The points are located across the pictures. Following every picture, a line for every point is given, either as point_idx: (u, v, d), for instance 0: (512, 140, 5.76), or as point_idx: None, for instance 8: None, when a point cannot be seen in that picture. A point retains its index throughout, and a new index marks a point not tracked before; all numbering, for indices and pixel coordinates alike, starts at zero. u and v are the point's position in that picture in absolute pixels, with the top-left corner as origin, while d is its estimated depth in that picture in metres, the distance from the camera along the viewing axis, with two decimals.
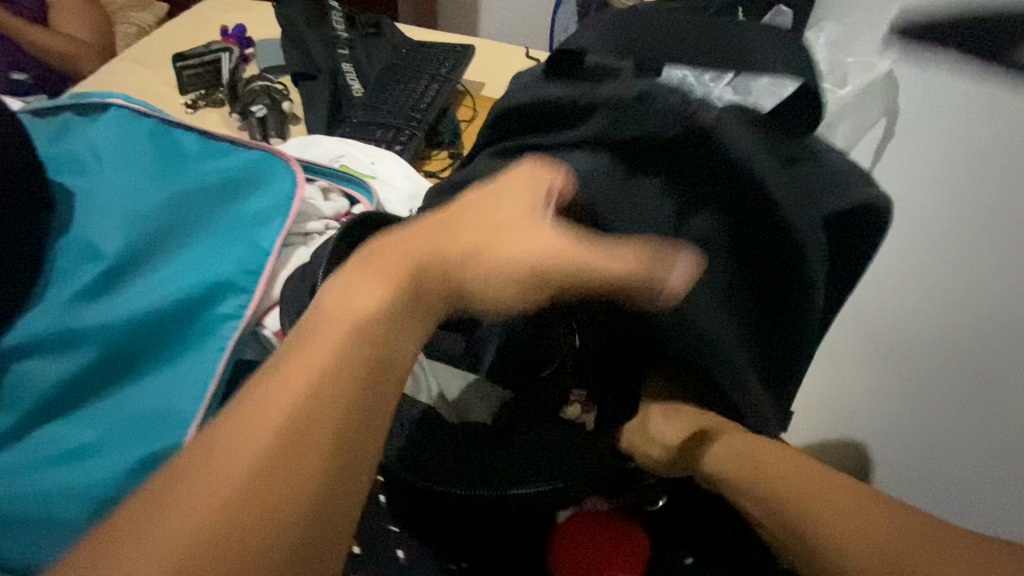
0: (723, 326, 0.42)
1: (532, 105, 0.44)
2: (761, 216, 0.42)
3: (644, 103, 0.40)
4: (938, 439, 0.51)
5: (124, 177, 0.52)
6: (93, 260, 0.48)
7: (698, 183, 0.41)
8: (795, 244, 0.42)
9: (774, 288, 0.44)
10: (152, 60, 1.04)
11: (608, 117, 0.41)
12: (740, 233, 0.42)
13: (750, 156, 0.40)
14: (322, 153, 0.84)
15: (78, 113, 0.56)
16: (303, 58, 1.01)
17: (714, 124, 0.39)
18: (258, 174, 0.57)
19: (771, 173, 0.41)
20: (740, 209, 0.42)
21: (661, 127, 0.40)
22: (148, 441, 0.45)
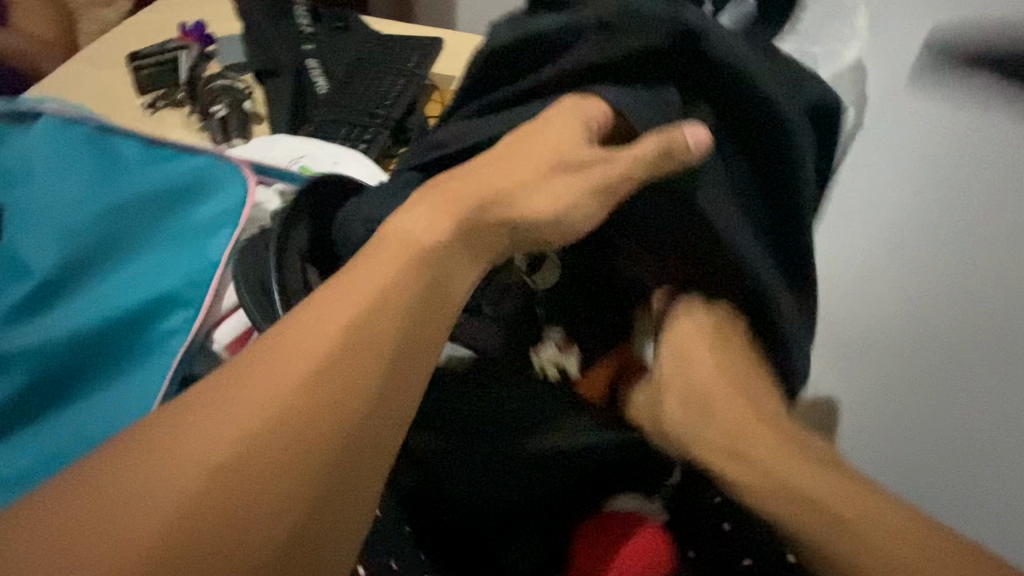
0: (732, 214, 0.43)
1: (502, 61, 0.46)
2: (753, 108, 0.43)
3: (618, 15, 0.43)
4: (932, 425, 0.64)
5: (58, 189, 0.50)
6: (25, 278, 0.46)
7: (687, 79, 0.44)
8: (791, 142, 0.43)
9: (769, 182, 0.45)
10: (108, 60, 1.00)
11: (597, 31, 0.43)
12: (727, 132, 0.45)
13: (732, 46, 0.42)
14: (283, 154, 0.81)
15: (10, 123, 0.53)
16: (265, 55, 0.98)
17: (696, 13, 0.42)
18: (204, 180, 0.54)
19: (753, 59, 0.43)
20: (728, 102, 0.44)
21: (645, 19, 0.42)
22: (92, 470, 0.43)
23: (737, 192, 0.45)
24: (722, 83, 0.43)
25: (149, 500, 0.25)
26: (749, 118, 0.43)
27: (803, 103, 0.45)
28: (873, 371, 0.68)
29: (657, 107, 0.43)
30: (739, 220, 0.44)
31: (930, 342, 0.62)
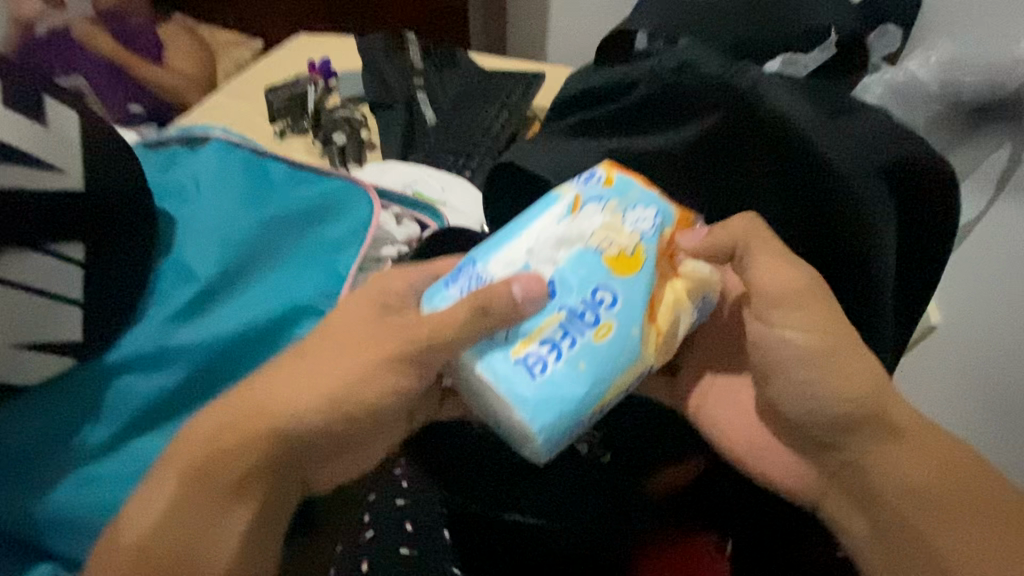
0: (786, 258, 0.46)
1: (594, 87, 0.53)
2: (798, 154, 0.44)
3: (682, 65, 0.48)
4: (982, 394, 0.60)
5: (219, 203, 0.55)
6: (189, 281, 0.50)
7: (742, 135, 0.46)
8: (849, 192, 0.43)
9: (823, 224, 0.45)
10: (247, 92, 1.12)
11: (651, 82, 0.49)
12: (776, 168, 0.45)
13: (783, 101, 0.44)
14: (396, 179, 0.86)
15: (184, 146, 0.60)
16: (381, 88, 1.06)
17: (748, 78, 0.45)
18: (336, 201, 0.58)
19: (805, 115, 0.44)
20: (782, 146, 0.44)
21: (704, 82, 0.46)
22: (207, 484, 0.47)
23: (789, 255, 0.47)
24: (775, 132, 0.44)
25: None
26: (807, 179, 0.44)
27: (877, 167, 0.44)
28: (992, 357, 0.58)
29: (710, 146, 0.47)
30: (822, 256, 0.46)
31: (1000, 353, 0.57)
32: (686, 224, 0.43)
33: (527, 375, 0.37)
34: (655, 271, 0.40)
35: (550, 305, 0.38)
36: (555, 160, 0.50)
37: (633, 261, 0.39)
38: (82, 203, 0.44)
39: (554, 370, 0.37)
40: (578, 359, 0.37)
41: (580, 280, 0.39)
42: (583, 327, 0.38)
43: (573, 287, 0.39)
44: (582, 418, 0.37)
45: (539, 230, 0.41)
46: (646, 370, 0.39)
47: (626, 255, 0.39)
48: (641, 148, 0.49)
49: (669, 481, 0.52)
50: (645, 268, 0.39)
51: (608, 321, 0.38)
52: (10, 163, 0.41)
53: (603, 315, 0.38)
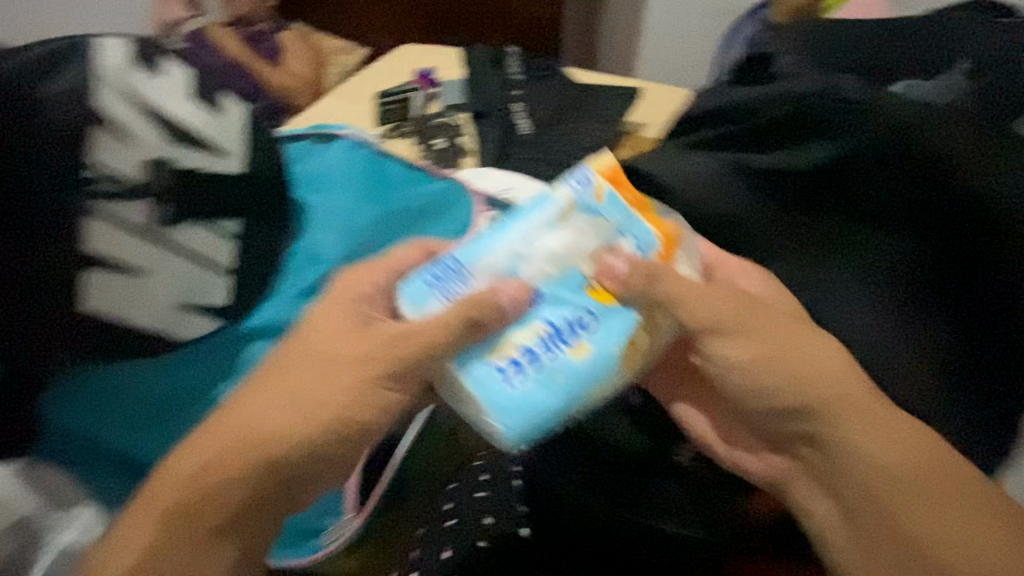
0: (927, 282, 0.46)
1: (712, 111, 0.55)
2: (947, 179, 0.45)
3: (824, 88, 0.49)
4: None
5: (346, 196, 0.60)
6: (318, 263, 0.55)
7: (887, 154, 0.46)
8: (999, 219, 0.45)
9: (967, 250, 0.46)
10: (357, 96, 1.21)
11: (789, 104, 0.51)
12: (924, 194, 0.46)
13: (927, 128, 0.46)
14: (492, 184, 0.88)
15: (317, 141, 0.65)
16: (481, 98, 1.11)
17: (896, 105, 0.46)
18: (448, 202, 0.62)
19: (957, 141, 0.46)
20: (927, 169, 0.46)
21: (846, 104, 0.48)
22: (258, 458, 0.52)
23: (931, 279, 0.46)
24: (924, 155, 0.46)
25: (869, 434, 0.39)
26: (956, 203, 0.45)
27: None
28: None
29: (856, 163, 0.47)
30: (964, 281, 0.46)
31: None
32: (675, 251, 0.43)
33: (505, 382, 0.39)
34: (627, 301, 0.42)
35: (533, 318, 0.40)
36: (690, 174, 0.50)
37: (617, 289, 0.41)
38: (244, 187, 0.50)
39: (529, 380, 0.39)
40: (555, 373, 0.39)
41: (562, 298, 0.41)
42: (561, 345, 0.40)
43: (551, 303, 0.41)
44: (548, 427, 0.39)
45: (528, 236, 0.42)
46: (611, 391, 0.41)
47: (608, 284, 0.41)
48: (778, 163, 0.49)
49: (766, 506, 0.49)
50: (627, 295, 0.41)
51: (585, 342, 0.40)
52: (196, 148, 0.48)
53: (581, 337, 0.40)
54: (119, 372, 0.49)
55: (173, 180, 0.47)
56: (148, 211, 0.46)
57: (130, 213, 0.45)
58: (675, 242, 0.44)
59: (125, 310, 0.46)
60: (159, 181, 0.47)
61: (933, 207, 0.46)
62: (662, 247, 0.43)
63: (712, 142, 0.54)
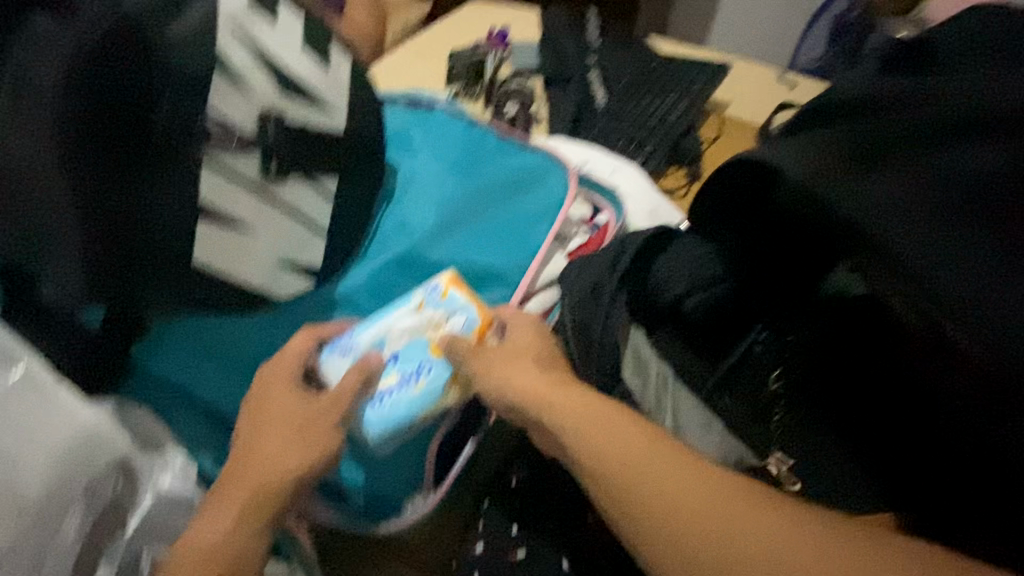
0: None
1: (865, 89, 0.41)
2: None
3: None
4: None
5: (435, 164, 0.58)
6: (405, 231, 0.54)
7: None
8: None
9: None
10: (427, 53, 1.17)
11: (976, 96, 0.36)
12: None
13: None
14: (569, 155, 0.85)
15: (407, 102, 0.64)
16: (557, 62, 1.05)
17: None
18: (539, 176, 0.59)
19: None
20: None
21: None
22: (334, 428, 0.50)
23: None
24: None
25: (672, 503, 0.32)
26: None
27: None
28: None
29: None
30: None
31: None
32: (491, 327, 0.48)
33: (373, 402, 0.46)
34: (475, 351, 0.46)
35: (390, 367, 0.46)
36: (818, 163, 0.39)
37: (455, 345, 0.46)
38: (339, 147, 0.50)
39: (388, 403, 0.45)
40: (417, 388, 0.45)
41: (413, 353, 0.46)
42: (415, 381, 0.46)
43: (404, 358, 0.46)
44: (400, 431, 0.46)
45: (402, 316, 0.47)
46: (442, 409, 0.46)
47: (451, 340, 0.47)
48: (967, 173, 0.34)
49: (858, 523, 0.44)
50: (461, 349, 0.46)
51: (425, 378, 0.46)
52: (301, 102, 0.47)
53: (426, 376, 0.46)
54: (231, 321, 0.51)
55: (282, 138, 0.47)
56: (259, 166, 0.46)
57: (239, 166, 0.45)
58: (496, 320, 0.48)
59: (232, 265, 0.47)
60: (268, 139, 0.46)
61: None
62: (484, 321, 0.48)
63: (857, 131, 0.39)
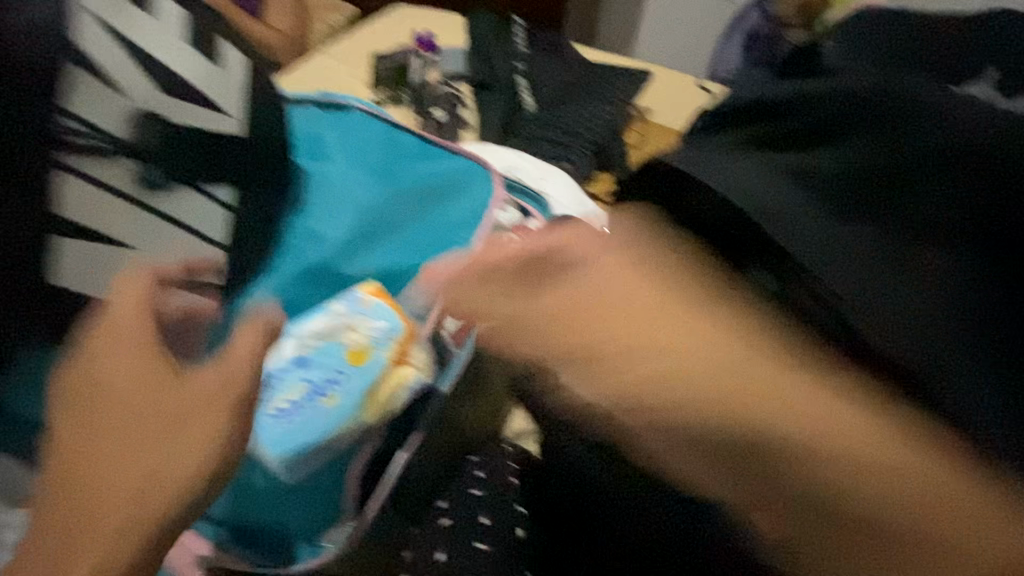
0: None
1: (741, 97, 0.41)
2: None
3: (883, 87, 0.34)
4: None
5: (351, 170, 0.55)
6: (317, 241, 0.51)
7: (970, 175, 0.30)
8: None
9: None
10: (349, 58, 1.13)
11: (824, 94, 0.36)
12: None
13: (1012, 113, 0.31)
14: (497, 161, 0.83)
15: (319, 105, 0.60)
16: (484, 68, 1.04)
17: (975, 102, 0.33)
18: (463, 181, 0.57)
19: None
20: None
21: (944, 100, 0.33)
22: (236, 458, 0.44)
23: None
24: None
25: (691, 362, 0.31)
26: None
27: None
28: None
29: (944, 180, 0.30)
30: None
31: None
32: (413, 338, 0.45)
33: (273, 416, 0.40)
34: (390, 361, 0.43)
35: (296, 378, 0.41)
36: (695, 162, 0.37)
37: (369, 355, 0.43)
38: (233, 146, 0.47)
39: (290, 419, 0.40)
40: (325, 401, 0.41)
41: (324, 364, 0.43)
42: (322, 394, 0.41)
43: (314, 367, 0.42)
44: (308, 454, 0.40)
45: (313, 326, 0.44)
46: (359, 427, 0.41)
47: (364, 348, 0.43)
48: (837, 162, 0.33)
49: None
50: (374, 360, 0.43)
51: (337, 391, 0.42)
52: (189, 106, 0.44)
53: (336, 389, 0.42)
54: None
55: (163, 141, 0.43)
56: (135, 174, 0.42)
57: (110, 173, 0.40)
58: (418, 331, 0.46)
59: (105, 284, 0.40)
60: (146, 141, 0.42)
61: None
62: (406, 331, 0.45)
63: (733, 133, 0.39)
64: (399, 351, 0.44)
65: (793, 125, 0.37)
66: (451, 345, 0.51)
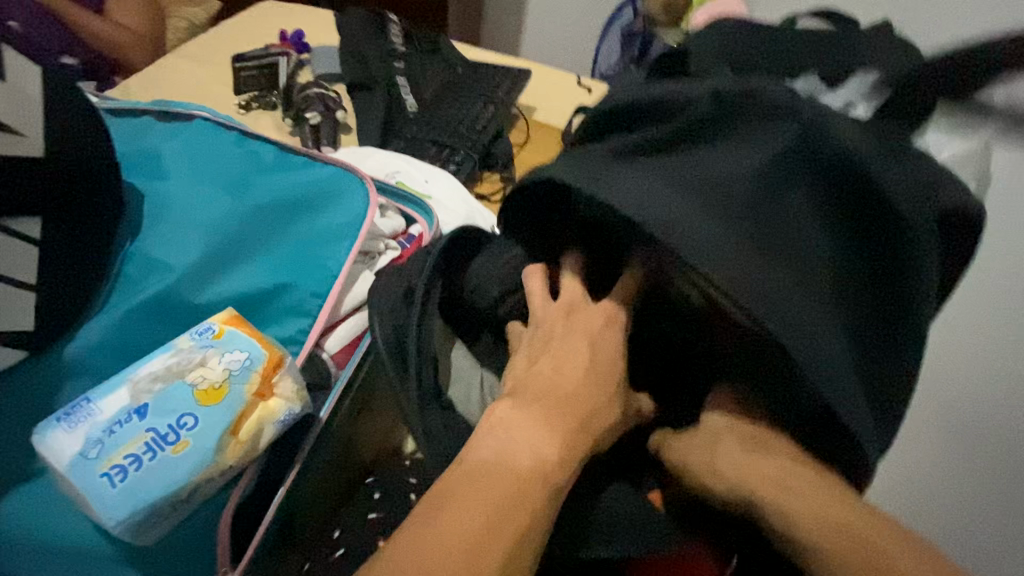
0: (824, 329, 0.36)
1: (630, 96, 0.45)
2: (856, 192, 0.38)
3: (746, 89, 0.40)
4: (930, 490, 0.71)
5: (200, 188, 0.50)
6: (159, 271, 0.46)
7: (784, 173, 0.38)
8: (904, 229, 0.37)
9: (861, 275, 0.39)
10: (209, 58, 1.03)
11: (714, 101, 0.40)
12: (837, 225, 0.39)
13: (855, 139, 0.38)
14: (377, 167, 0.80)
15: (161, 120, 0.55)
16: (360, 68, 1.00)
17: (814, 108, 0.39)
18: (333, 190, 0.53)
19: (869, 148, 0.38)
20: (827, 186, 0.38)
21: (770, 103, 0.39)
22: (64, 523, 0.38)
23: (832, 351, 0.35)
24: (830, 169, 0.38)
25: (822, 504, 0.32)
26: (797, 245, 0.37)
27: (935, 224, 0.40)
28: (943, 446, 0.70)
29: (711, 207, 0.37)
30: (839, 324, 0.37)
31: (959, 436, 0.68)
32: (281, 367, 0.41)
33: (106, 478, 0.35)
34: (247, 395, 0.39)
35: (135, 426, 0.37)
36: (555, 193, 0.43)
37: (224, 391, 0.39)
38: (29, 173, 0.41)
39: (132, 476, 0.36)
40: (176, 448, 0.37)
41: (169, 406, 0.38)
42: (166, 443, 0.37)
43: (159, 410, 0.38)
44: (159, 510, 0.36)
45: (154, 368, 0.39)
46: (218, 473, 0.38)
47: (219, 385, 0.39)
48: (650, 180, 0.38)
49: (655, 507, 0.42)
50: (230, 396, 0.39)
51: (189, 435, 0.38)
52: None
53: (186, 434, 0.37)
54: None
55: None
56: None
57: None
58: (288, 357, 0.42)
59: None
60: None
61: (814, 254, 0.37)
62: (272, 359, 0.41)
63: (618, 119, 0.45)
64: (262, 384, 0.40)
65: (666, 134, 0.41)
66: (333, 368, 0.49)
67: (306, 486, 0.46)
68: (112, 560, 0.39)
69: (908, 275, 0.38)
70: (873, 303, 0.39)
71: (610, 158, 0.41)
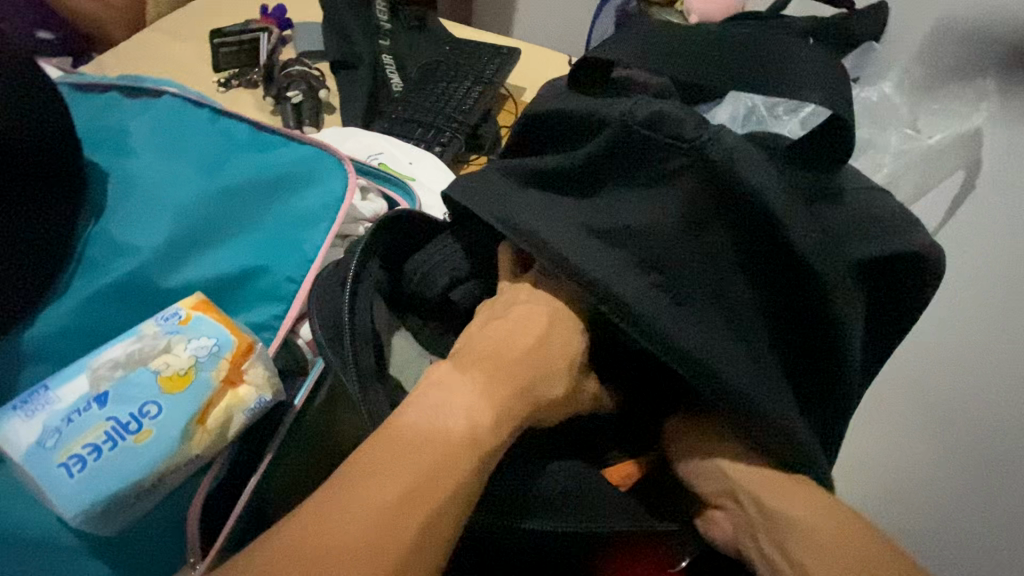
0: (735, 361, 0.36)
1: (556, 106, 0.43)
2: (768, 235, 0.37)
3: (655, 119, 0.37)
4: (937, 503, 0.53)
5: (169, 167, 0.48)
6: (125, 254, 0.44)
7: (695, 211, 0.37)
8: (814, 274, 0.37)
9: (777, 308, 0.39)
10: (188, 33, 1.00)
11: (619, 133, 0.38)
12: (754, 263, 0.38)
13: (765, 180, 0.36)
14: (360, 147, 0.78)
15: (128, 96, 0.53)
16: (343, 44, 0.97)
17: (722, 146, 0.36)
18: (308, 171, 0.51)
19: (779, 191, 0.36)
20: (740, 225, 0.37)
21: (673, 140, 0.37)
22: (27, 512, 0.37)
23: (741, 380, 0.36)
24: (741, 212, 0.37)
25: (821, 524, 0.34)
26: (708, 280, 0.38)
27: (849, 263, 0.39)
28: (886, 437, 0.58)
29: (618, 247, 0.37)
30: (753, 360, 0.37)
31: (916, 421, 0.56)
32: (251, 353, 0.40)
33: (66, 466, 0.34)
34: (213, 383, 0.38)
35: (96, 414, 0.36)
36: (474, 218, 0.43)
37: (189, 378, 0.38)
38: None
39: (94, 465, 0.35)
40: (139, 437, 0.36)
41: (131, 394, 0.37)
42: (128, 431, 0.36)
43: (121, 398, 0.37)
44: (122, 500, 0.35)
45: (116, 355, 0.38)
46: (184, 462, 0.37)
47: (184, 373, 0.38)
48: (556, 212, 0.39)
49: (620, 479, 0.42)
50: (197, 383, 0.38)
51: (152, 423, 0.36)
52: None
53: (149, 422, 0.36)
54: None
55: None
56: None
57: None
58: (259, 344, 0.41)
59: None
60: None
61: (725, 291, 0.38)
62: (242, 345, 0.40)
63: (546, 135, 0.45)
64: (230, 370, 0.39)
65: (581, 163, 0.40)
66: (309, 353, 0.47)
67: (279, 474, 0.45)
68: (77, 548, 0.38)
69: (823, 313, 0.38)
70: (789, 335, 0.40)
71: (526, 182, 0.41)
